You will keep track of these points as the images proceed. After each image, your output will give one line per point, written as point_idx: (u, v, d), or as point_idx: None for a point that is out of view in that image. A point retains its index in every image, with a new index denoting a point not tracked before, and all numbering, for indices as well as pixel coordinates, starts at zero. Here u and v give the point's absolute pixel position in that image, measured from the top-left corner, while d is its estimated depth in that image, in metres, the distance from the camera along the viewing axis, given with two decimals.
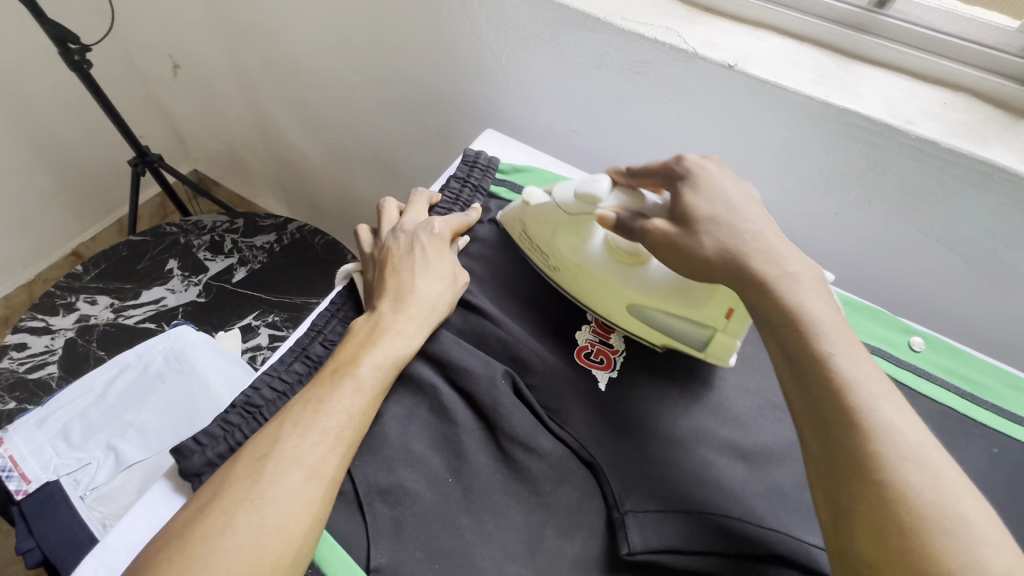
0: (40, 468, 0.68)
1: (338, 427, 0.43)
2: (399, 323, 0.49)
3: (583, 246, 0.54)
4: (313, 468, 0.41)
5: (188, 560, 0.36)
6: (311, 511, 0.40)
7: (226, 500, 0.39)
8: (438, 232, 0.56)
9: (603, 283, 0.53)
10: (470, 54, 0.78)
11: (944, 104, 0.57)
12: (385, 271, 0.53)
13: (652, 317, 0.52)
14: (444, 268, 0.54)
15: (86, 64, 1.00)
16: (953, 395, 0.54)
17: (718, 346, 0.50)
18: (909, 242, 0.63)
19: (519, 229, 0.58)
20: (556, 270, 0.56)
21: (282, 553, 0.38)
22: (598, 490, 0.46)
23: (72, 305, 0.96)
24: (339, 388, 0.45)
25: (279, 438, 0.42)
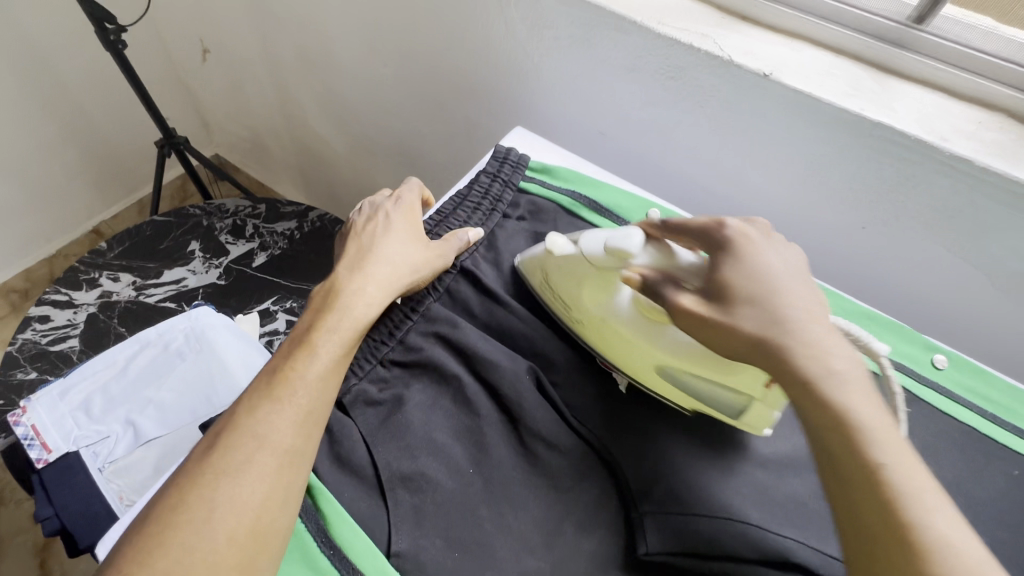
0: (60, 438, 0.69)
1: (293, 396, 0.43)
2: (358, 286, 0.50)
3: (609, 302, 0.50)
4: (267, 438, 0.41)
5: (155, 535, 0.36)
6: (266, 481, 0.39)
7: (192, 474, 0.39)
8: (403, 202, 0.58)
9: (628, 343, 0.49)
10: (502, 51, 0.78)
11: (980, 122, 0.57)
12: (347, 241, 0.55)
13: (682, 381, 0.47)
14: (407, 234, 0.55)
15: (120, 45, 1.01)
16: (975, 415, 0.54)
17: (755, 415, 0.46)
18: (936, 260, 0.63)
19: (541, 279, 0.55)
20: (579, 324, 0.52)
21: (237, 523, 0.37)
22: (618, 489, 0.46)
23: (96, 282, 0.98)
24: (295, 358, 0.45)
25: (238, 411, 0.42)
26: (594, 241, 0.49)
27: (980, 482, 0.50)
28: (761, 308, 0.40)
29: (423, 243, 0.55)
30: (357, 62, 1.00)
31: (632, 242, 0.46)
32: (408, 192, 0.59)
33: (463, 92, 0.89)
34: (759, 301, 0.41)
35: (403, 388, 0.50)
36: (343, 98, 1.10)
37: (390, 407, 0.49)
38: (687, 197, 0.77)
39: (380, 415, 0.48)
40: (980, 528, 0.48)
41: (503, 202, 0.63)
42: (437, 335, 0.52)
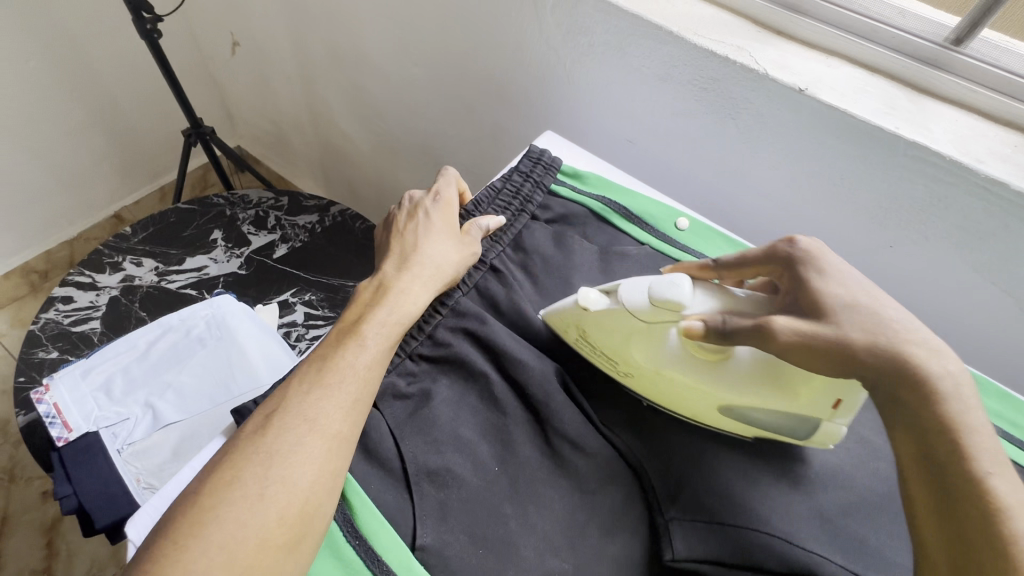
0: (81, 418, 0.71)
1: (342, 384, 0.43)
2: (404, 281, 0.51)
3: (659, 351, 0.46)
4: (318, 423, 0.41)
5: (202, 513, 0.37)
6: (317, 466, 0.40)
7: (239, 454, 0.40)
8: (444, 199, 0.58)
9: (694, 390, 0.46)
10: (534, 56, 0.79)
11: (1014, 146, 0.57)
12: (391, 235, 0.56)
13: (749, 415, 0.45)
14: (450, 232, 0.56)
15: (156, 34, 1.03)
16: (1001, 439, 0.54)
17: (824, 434, 0.45)
18: (964, 282, 0.62)
19: (575, 333, 0.51)
20: (627, 374, 0.49)
21: (289, 505, 0.38)
22: (643, 495, 0.46)
23: (119, 266, 0.99)
24: (344, 348, 0.45)
25: (286, 395, 0.43)
26: (636, 291, 0.46)
27: None
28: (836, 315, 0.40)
29: (463, 240, 0.56)
30: (387, 61, 1.01)
31: (678, 291, 0.43)
32: (448, 186, 0.60)
33: (492, 95, 0.90)
34: (831, 310, 0.40)
35: (430, 383, 0.50)
36: (370, 96, 1.11)
37: (417, 401, 0.49)
38: (713, 208, 0.77)
39: (407, 408, 0.48)
40: None
41: (533, 203, 0.64)
42: (465, 330, 0.52)
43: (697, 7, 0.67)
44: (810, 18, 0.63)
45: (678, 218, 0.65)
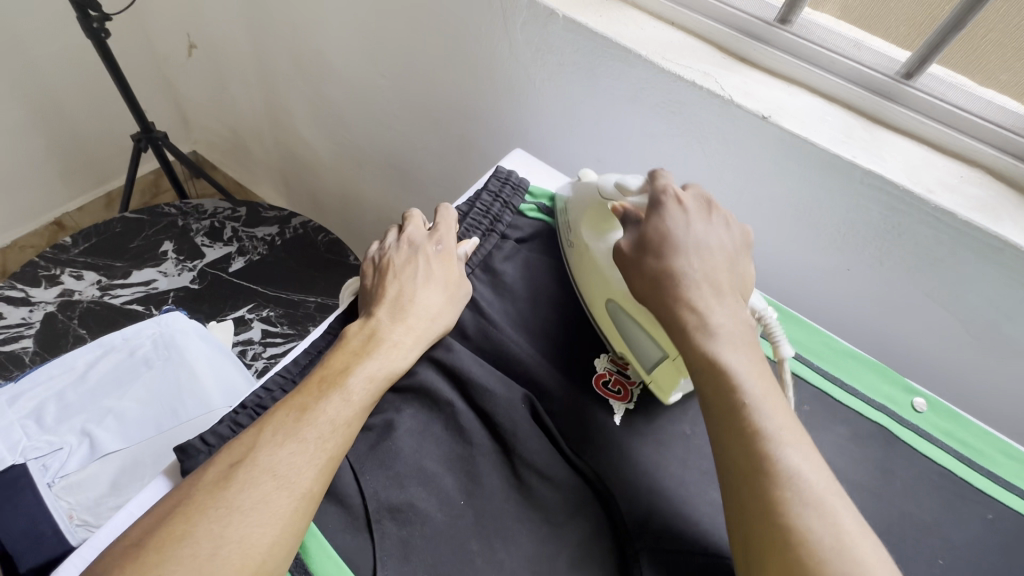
0: (5, 449, 0.64)
1: (319, 438, 0.41)
2: (396, 334, 0.48)
3: (599, 235, 0.56)
4: (288, 480, 0.39)
5: (144, 570, 0.35)
6: (281, 525, 0.38)
7: (194, 507, 0.37)
8: (444, 248, 0.56)
9: (596, 271, 0.55)
10: (504, 72, 0.78)
11: (960, 177, 0.59)
12: (384, 277, 0.53)
13: (619, 317, 0.53)
14: (445, 284, 0.53)
15: (103, 33, 0.97)
16: (951, 458, 0.56)
17: (662, 374, 0.50)
18: (914, 305, 0.65)
19: (563, 205, 0.61)
20: (571, 247, 0.59)
21: (242, 567, 0.36)
22: (612, 525, 0.45)
23: (57, 279, 0.92)
24: (326, 399, 0.43)
25: (256, 444, 0.40)
26: (608, 178, 0.55)
27: (956, 524, 0.52)
28: (665, 261, 0.47)
29: (455, 291, 0.54)
30: (352, 72, 0.98)
31: (635, 181, 0.53)
32: (450, 233, 0.58)
33: (460, 110, 0.89)
34: (665, 254, 0.48)
35: (393, 413, 0.47)
36: (334, 105, 1.08)
37: (379, 433, 0.47)
38: None
39: (369, 441, 0.46)
40: (954, 570, 0.49)
41: (502, 222, 0.62)
42: (431, 358, 0.50)
43: (664, 32, 0.68)
44: (771, 47, 0.65)
45: None
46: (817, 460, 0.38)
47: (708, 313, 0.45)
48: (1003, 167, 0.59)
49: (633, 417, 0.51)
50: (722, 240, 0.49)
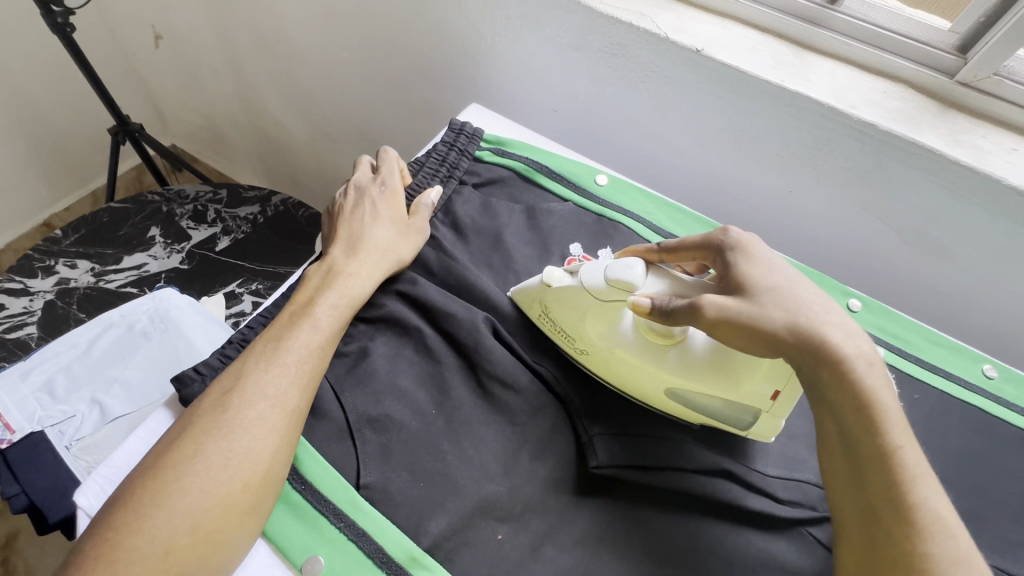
0: (24, 418, 0.70)
1: (298, 361, 0.47)
2: (354, 268, 0.54)
3: (614, 329, 0.49)
4: (278, 397, 0.45)
5: (167, 482, 0.40)
6: (277, 435, 0.44)
7: (199, 430, 0.43)
8: (389, 188, 0.61)
9: (639, 368, 0.49)
10: (457, 33, 0.82)
11: (884, 92, 0.64)
12: (337, 224, 0.59)
13: (693, 399, 0.49)
14: (394, 221, 0.58)
15: (68, 28, 0.99)
16: (881, 348, 0.61)
17: (762, 425, 0.49)
18: (852, 218, 0.70)
19: (539, 310, 0.54)
20: (584, 353, 0.52)
21: (253, 471, 0.42)
22: (568, 419, 0.51)
23: (52, 269, 0.96)
24: (298, 327, 0.49)
25: (243, 373, 0.46)
26: (594, 272, 0.49)
27: None
28: (777, 300, 0.43)
29: (405, 226, 0.59)
30: (316, 49, 1.01)
31: (631, 273, 0.47)
32: (394, 177, 0.62)
33: (422, 75, 0.92)
34: (775, 292, 0.43)
35: (368, 341, 0.53)
36: (303, 83, 1.11)
37: (355, 358, 0.52)
38: (636, 170, 0.82)
39: (346, 365, 0.51)
40: None
41: (460, 169, 0.67)
42: (396, 291, 0.56)
43: None
44: None
45: (596, 175, 0.69)
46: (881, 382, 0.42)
47: (845, 345, 0.42)
48: (924, 81, 0.64)
49: None
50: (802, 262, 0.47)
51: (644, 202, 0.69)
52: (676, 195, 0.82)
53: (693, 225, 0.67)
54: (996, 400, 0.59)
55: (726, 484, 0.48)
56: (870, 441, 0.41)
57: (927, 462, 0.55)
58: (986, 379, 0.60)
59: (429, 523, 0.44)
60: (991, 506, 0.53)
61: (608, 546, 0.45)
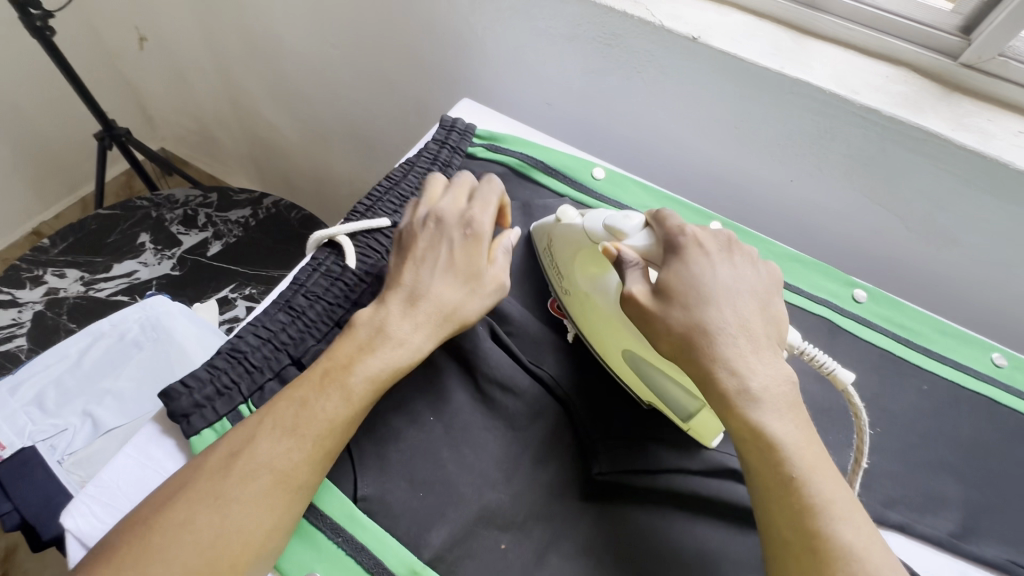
0: (14, 434, 0.69)
1: (318, 437, 0.42)
2: (400, 329, 0.46)
3: (601, 277, 0.51)
4: (282, 473, 0.40)
5: (152, 549, 0.37)
6: (275, 515, 0.40)
7: (196, 494, 0.39)
8: (478, 231, 0.51)
9: (605, 320, 0.50)
10: (447, 27, 0.80)
11: (886, 77, 0.62)
12: (403, 260, 0.50)
13: (645, 370, 0.49)
14: (464, 276, 0.49)
15: (48, 31, 0.96)
16: (887, 339, 0.60)
17: (702, 421, 0.47)
18: (855, 206, 0.68)
19: (545, 244, 0.57)
20: (566, 294, 0.54)
21: (241, 550, 0.38)
22: (571, 423, 0.49)
23: (40, 279, 0.94)
24: (327, 396, 0.43)
25: (257, 436, 0.42)
26: (597, 217, 0.51)
27: (893, 396, 0.57)
28: (691, 312, 0.43)
29: (477, 284, 0.49)
30: (303, 47, 0.99)
31: (631, 224, 0.48)
32: (484, 216, 0.52)
33: (412, 70, 0.90)
34: (693, 304, 0.43)
35: None
36: (290, 82, 1.09)
37: None
38: (635, 163, 0.81)
39: None
40: (891, 437, 0.54)
41: (453, 166, 0.65)
42: None
43: None
44: None
45: (593, 168, 0.67)
46: (788, 404, 0.42)
47: (749, 375, 0.41)
48: (927, 64, 0.62)
49: None
50: (750, 282, 0.46)
51: (642, 195, 0.67)
52: (675, 187, 0.80)
53: (692, 217, 0.66)
54: (1005, 389, 0.57)
55: (733, 486, 0.47)
56: (771, 466, 0.40)
57: (939, 455, 0.53)
58: (995, 367, 0.59)
59: (430, 535, 0.43)
60: (1003, 498, 0.52)
61: (614, 553, 0.44)
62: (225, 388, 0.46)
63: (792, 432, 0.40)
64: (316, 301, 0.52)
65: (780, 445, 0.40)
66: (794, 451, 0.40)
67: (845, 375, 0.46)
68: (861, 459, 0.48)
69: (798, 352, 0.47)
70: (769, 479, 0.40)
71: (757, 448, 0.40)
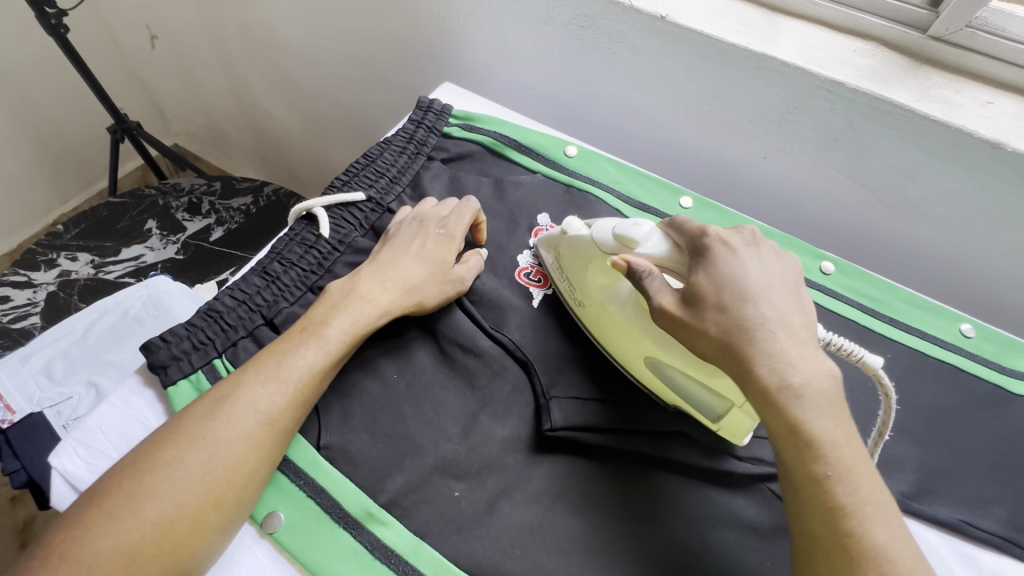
0: (24, 400, 0.73)
1: (297, 381, 0.45)
2: (374, 296, 0.51)
3: (614, 286, 0.51)
4: (267, 414, 0.44)
5: (142, 486, 0.40)
6: (259, 452, 0.43)
7: (185, 432, 0.42)
8: (449, 230, 0.56)
9: (628, 331, 0.50)
10: (432, 15, 0.82)
11: (854, 51, 0.62)
12: (382, 249, 0.55)
13: (670, 375, 0.49)
14: (433, 263, 0.53)
15: (62, 28, 1.02)
16: (854, 310, 0.60)
17: (732, 422, 0.47)
18: (829, 182, 0.69)
19: (553, 255, 0.56)
20: (582, 304, 0.53)
21: (227, 486, 0.41)
22: (528, 383, 0.51)
23: (54, 262, 0.99)
24: (304, 345, 0.47)
25: (240, 382, 0.45)
26: (605, 227, 0.49)
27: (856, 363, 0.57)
28: (727, 313, 0.42)
29: (445, 271, 0.54)
30: (300, 40, 1.03)
31: (639, 233, 0.46)
32: (459, 224, 0.56)
33: (402, 58, 0.93)
34: (728, 304, 0.42)
35: None
36: (289, 75, 1.13)
37: None
38: (615, 144, 0.82)
39: None
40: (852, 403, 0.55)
41: (428, 145, 0.67)
42: None
43: None
44: None
45: (566, 146, 0.69)
46: (827, 400, 0.40)
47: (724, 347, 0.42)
48: (895, 37, 0.62)
49: (551, 301, 0.57)
50: (780, 276, 0.45)
51: (613, 172, 0.69)
52: (653, 166, 0.82)
53: (662, 192, 0.67)
54: (972, 357, 0.57)
55: (679, 444, 0.49)
56: (803, 461, 0.39)
57: (899, 420, 0.54)
58: (962, 337, 0.59)
59: (387, 481, 0.45)
60: (962, 462, 0.52)
61: (563, 503, 0.46)
62: (201, 343, 0.50)
63: (831, 431, 0.39)
64: (291, 267, 0.55)
65: (816, 444, 0.39)
66: (829, 450, 0.39)
67: (874, 359, 0.45)
68: (884, 430, 0.47)
69: (826, 344, 0.46)
70: (801, 477, 0.39)
71: (793, 445, 0.39)
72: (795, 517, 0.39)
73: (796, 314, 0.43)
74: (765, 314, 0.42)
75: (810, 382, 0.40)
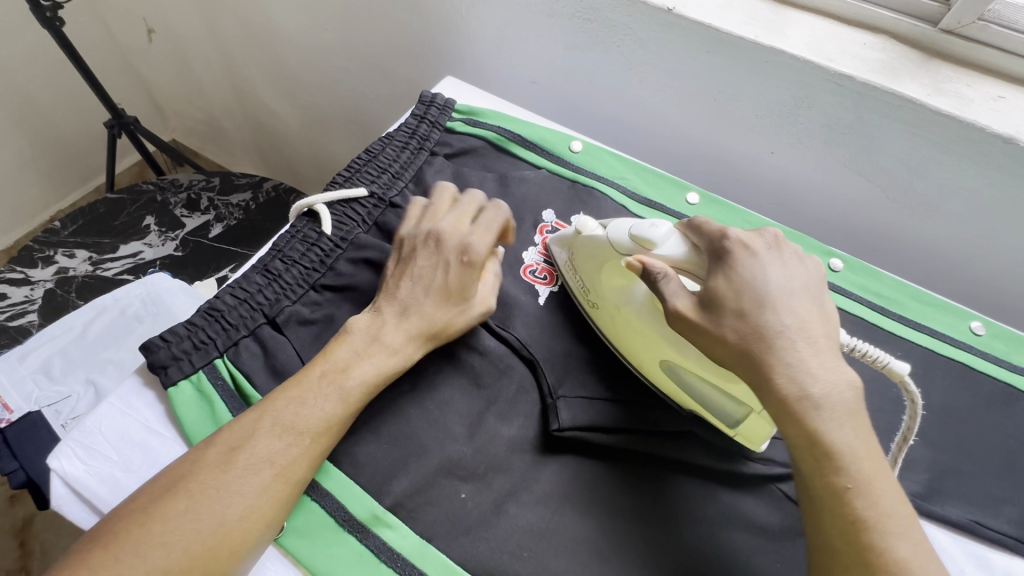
0: (22, 399, 0.73)
1: (315, 434, 0.42)
2: (396, 338, 0.47)
3: (628, 288, 0.50)
4: (282, 467, 0.41)
5: (149, 538, 0.37)
6: (273, 507, 0.40)
7: (196, 483, 0.39)
8: (474, 254, 0.50)
9: (642, 334, 0.48)
10: (433, 8, 0.81)
11: (864, 44, 0.61)
12: (398, 266, 0.51)
13: (686, 381, 0.47)
14: (457, 295, 0.49)
15: (58, 22, 1.00)
16: (864, 308, 0.60)
17: (751, 427, 0.46)
18: (837, 178, 0.68)
19: (568, 257, 0.55)
20: (595, 307, 0.53)
21: (236, 540, 0.38)
22: (535, 383, 0.51)
23: (51, 259, 0.98)
24: (325, 395, 0.44)
25: (255, 431, 0.42)
26: (620, 228, 0.49)
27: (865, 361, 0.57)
28: (746, 320, 0.41)
29: (468, 301, 0.50)
30: (300, 34, 1.01)
31: (656, 233, 0.46)
32: (483, 241, 0.51)
33: (403, 52, 0.92)
34: (747, 312, 0.42)
35: (334, 309, 0.53)
36: (289, 70, 1.11)
37: (323, 325, 0.52)
38: (619, 139, 0.81)
39: (313, 332, 0.52)
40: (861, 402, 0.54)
41: (431, 140, 0.66)
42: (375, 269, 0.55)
43: None
44: None
45: (571, 141, 0.68)
46: (849, 411, 0.39)
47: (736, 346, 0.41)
48: (905, 30, 0.61)
49: (556, 299, 0.56)
50: (800, 280, 0.44)
51: (619, 167, 0.68)
52: (657, 161, 0.81)
53: (668, 188, 0.66)
54: (982, 356, 0.57)
55: (688, 444, 0.48)
56: (823, 470, 0.39)
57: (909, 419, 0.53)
58: (972, 335, 0.58)
59: (392, 483, 0.45)
60: (973, 462, 0.51)
61: (571, 504, 0.45)
62: (202, 343, 0.49)
63: (851, 441, 0.39)
64: (293, 265, 0.54)
65: (840, 454, 0.38)
66: (850, 460, 0.38)
67: (899, 366, 0.45)
68: (909, 437, 0.47)
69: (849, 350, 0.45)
70: (818, 486, 0.39)
71: (815, 457, 0.39)
72: (812, 525, 0.39)
73: (813, 319, 0.42)
74: (782, 323, 0.41)
75: (832, 391, 0.40)
